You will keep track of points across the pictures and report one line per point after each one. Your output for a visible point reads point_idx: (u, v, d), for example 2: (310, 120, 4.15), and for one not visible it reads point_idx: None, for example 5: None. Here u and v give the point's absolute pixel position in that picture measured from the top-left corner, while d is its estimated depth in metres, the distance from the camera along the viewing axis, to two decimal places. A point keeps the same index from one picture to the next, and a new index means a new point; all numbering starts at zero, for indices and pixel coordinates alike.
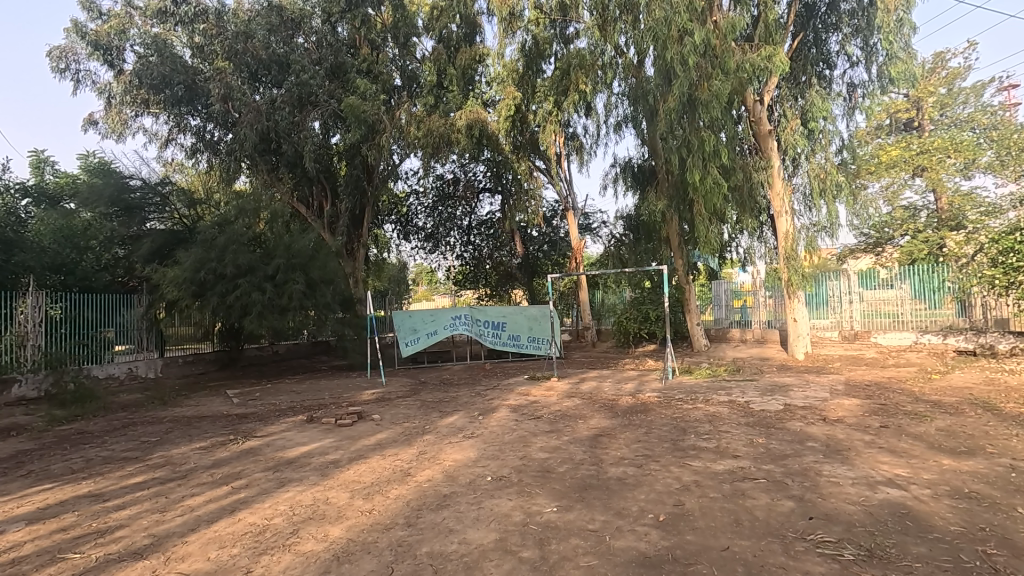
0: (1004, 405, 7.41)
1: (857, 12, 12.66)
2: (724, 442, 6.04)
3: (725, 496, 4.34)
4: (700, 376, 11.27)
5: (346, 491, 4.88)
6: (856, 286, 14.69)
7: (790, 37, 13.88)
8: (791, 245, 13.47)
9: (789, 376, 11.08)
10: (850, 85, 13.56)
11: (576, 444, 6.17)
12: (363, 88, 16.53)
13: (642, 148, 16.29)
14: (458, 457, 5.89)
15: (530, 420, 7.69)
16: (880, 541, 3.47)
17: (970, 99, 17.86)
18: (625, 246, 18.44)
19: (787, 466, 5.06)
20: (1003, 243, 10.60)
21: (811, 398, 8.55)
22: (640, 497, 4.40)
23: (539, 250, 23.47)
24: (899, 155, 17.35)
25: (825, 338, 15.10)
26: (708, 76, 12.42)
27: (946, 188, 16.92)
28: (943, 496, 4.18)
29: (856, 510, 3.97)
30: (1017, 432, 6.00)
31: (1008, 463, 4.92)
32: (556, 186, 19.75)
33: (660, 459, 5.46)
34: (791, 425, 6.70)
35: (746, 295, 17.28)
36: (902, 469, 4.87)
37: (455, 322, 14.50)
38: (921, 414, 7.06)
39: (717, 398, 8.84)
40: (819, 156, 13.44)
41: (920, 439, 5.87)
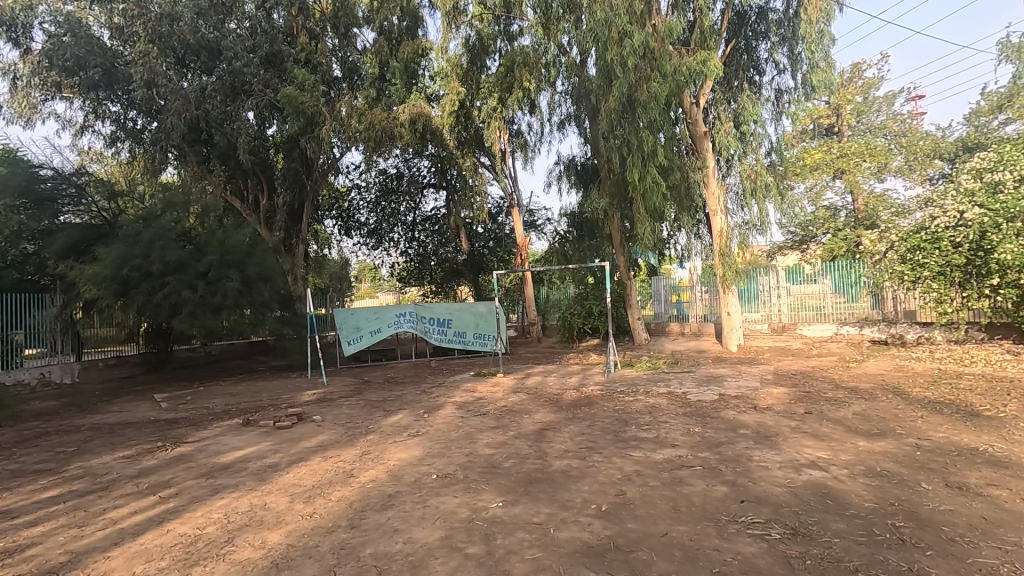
0: (911, 389, 8.09)
1: (783, 22, 13.45)
2: (663, 432, 6.27)
3: (665, 484, 4.51)
4: (641, 369, 11.62)
5: (285, 495, 4.73)
6: (784, 281, 15.61)
7: (723, 43, 14.41)
8: (725, 242, 14.15)
9: (724, 367, 11.62)
10: (778, 91, 14.26)
11: (522, 439, 6.23)
12: (301, 78, 15.93)
13: (584, 147, 16.62)
14: (403, 455, 5.82)
15: (476, 416, 7.69)
16: (804, 519, 3.71)
17: (884, 107, 19.30)
18: (569, 243, 18.61)
19: (722, 453, 5.32)
20: (911, 241, 11.52)
21: (744, 387, 9.02)
22: (584, 488, 4.50)
23: (484, 246, 23.42)
24: (822, 158, 18.51)
25: (756, 330, 15.78)
26: (647, 79, 12.78)
27: (862, 190, 18.30)
28: (858, 476, 4.51)
29: (782, 492, 4.22)
30: (922, 413, 6.57)
31: (914, 443, 5.37)
32: (501, 182, 19.79)
33: (603, 451, 5.60)
34: (726, 414, 7.03)
35: (684, 290, 18.00)
36: (824, 452, 5.22)
37: (400, 320, 14.28)
38: (840, 400, 7.60)
39: (657, 390, 9.18)
40: (750, 157, 14.12)
41: (839, 423, 6.31)
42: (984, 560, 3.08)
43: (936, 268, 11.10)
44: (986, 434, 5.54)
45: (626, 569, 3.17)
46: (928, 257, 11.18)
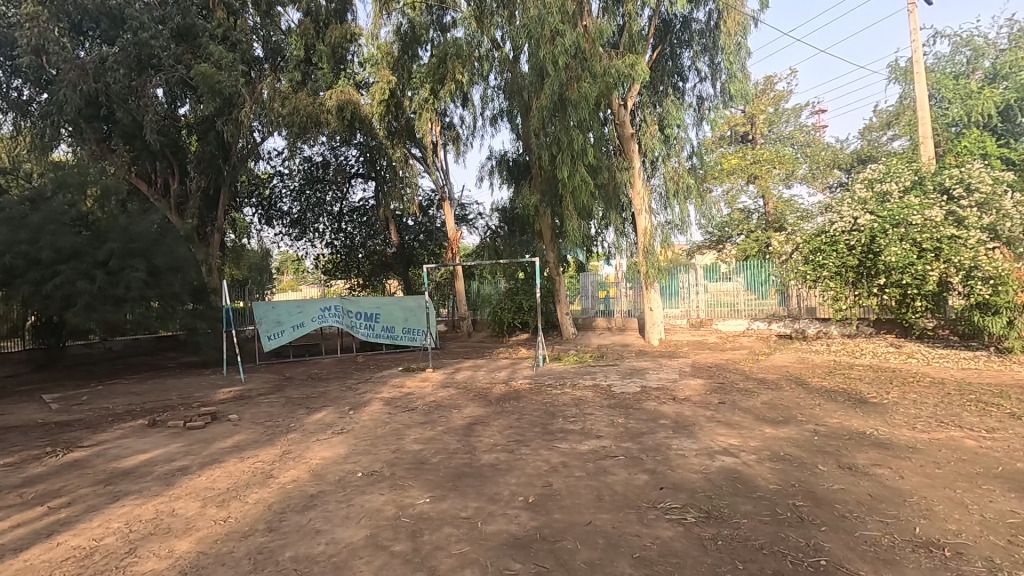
0: (812, 379, 8.82)
1: (705, 33, 14.14)
2: (589, 424, 6.46)
3: (589, 474, 4.64)
4: (568, 363, 11.89)
5: (196, 500, 4.44)
6: (702, 279, 16.47)
7: (650, 48, 14.95)
8: (649, 240, 14.77)
9: (646, 360, 12.13)
10: (699, 98, 14.98)
11: (451, 434, 6.20)
12: (217, 55, 14.86)
13: (516, 143, 16.73)
14: (327, 454, 5.62)
15: (403, 412, 7.57)
16: (716, 503, 3.95)
17: (792, 119, 20.84)
18: (499, 238, 18.69)
19: (643, 442, 5.56)
20: (813, 243, 12.49)
21: (664, 379, 9.48)
22: (511, 481, 4.56)
23: (414, 240, 23.03)
24: (737, 163, 19.70)
25: (676, 325, 16.86)
26: (577, 78, 13.00)
27: (772, 195, 19.67)
28: (765, 460, 4.86)
29: (697, 478, 4.46)
30: (820, 402, 7.18)
31: (813, 429, 5.87)
32: (432, 175, 19.51)
33: (531, 443, 5.68)
34: (647, 405, 7.34)
35: (610, 286, 18.58)
36: (735, 439, 5.58)
37: (324, 314, 13.78)
38: (750, 390, 8.16)
39: (583, 382, 9.46)
40: (673, 160, 14.77)
41: (749, 412, 6.76)
42: (870, 533, 3.41)
43: (833, 270, 12.12)
44: (872, 419, 6.14)
45: (552, 558, 3.24)
46: (827, 259, 12.17)
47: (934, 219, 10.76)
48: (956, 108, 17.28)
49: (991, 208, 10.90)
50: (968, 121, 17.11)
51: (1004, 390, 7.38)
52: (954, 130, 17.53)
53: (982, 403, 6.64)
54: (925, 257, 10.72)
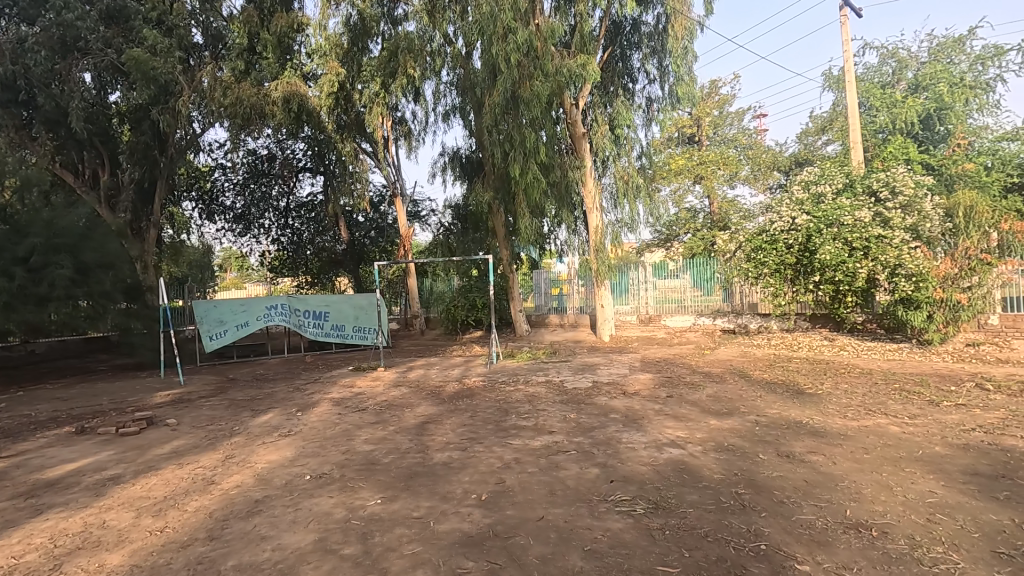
0: (754, 372, 9.22)
1: (654, 36, 14.49)
2: (541, 420, 6.52)
3: (542, 470, 4.68)
4: (521, 360, 11.96)
5: (129, 510, 4.20)
6: (651, 276, 16.92)
7: (601, 49, 15.19)
8: (600, 238, 15.07)
9: (597, 356, 12.36)
10: (648, 99, 15.34)
11: (403, 434, 6.12)
12: (152, 40, 14.01)
13: (469, 139, 16.67)
14: (273, 457, 5.43)
15: (354, 412, 7.41)
16: (664, 494, 4.06)
17: (735, 122, 21.67)
18: (453, 235, 18.59)
19: (594, 437, 5.66)
20: (755, 242, 13.05)
21: (615, 374, 9.69)
22: (464, 479, 4.54)
23: (365, 236, 22.58)
24: (684, 164, 20.34)
25: (626, 321, 17.25)
26: (530, 76, 13.03)
27: (717, 195, 20.42)
28: (710, 451, 5.05)
29: (646, 470, 4.59)
30: (761, 393, 7.52)
31: (754, 419, 6.14)
32: (383, 170, 19.15)
33: (484, 441, 5.69)
34: (599, 400, 7.48)
35: (563, 284, 18.83)
36: (682, 431, 5.76)
37: (270, 312, 13.25)
38: (696, 383, 8.46)
39: (536, 379, 9.54)
40: (623, 160, 15.06)
41: (695, 405, 7.00)
42: (805, 516, 3.60)
43: (773, 267, 12.72)
44: (808, 409, 6.48)
45: (504, 555, 3.25)
46: (767, 257, 12.76)
47: (863, 220, 11.46)
48: (883, 116, 18.39)
49: (913, 211, 11.69)
50: (893, 129, 18.28)
51: (924, 379, 7.95)
52: (881, 136, 18.65)
53: (905, 392, 7.13)
54: (855, 255, 11.44)
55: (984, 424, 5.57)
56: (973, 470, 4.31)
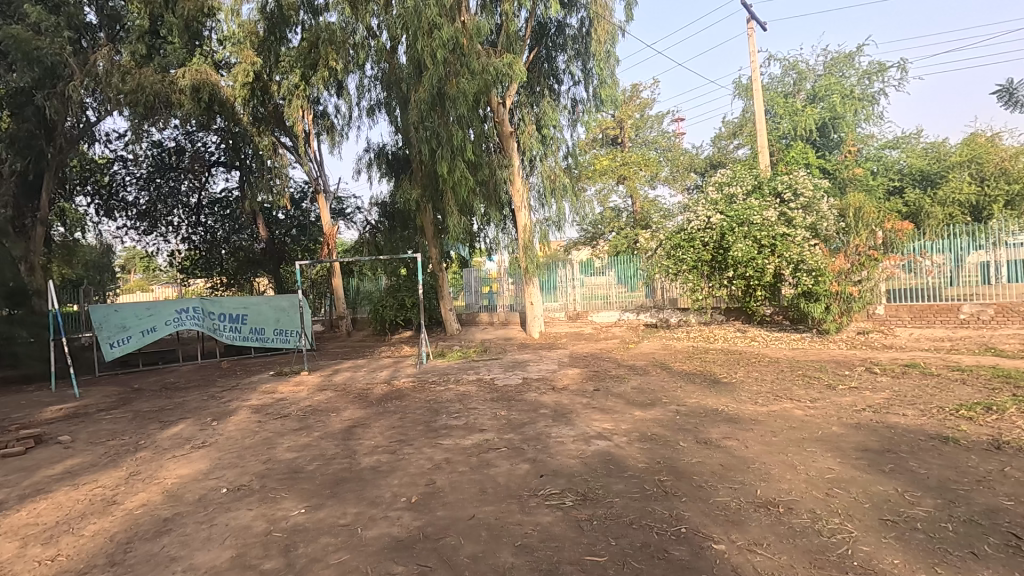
0: (674, 364, 9.68)
1: (578, 38, 14.79)
2: (472, 418, 6.51)
3: (472, 468, 4.68)
4: (452, 359, 11.88)
5: (14, 540, 3.78)
6: (578, 273, 17.35)
7: (527, 50, 15.37)
8: (529, 237, 15.22)
9: (527, 353, 12.51)
10: (574, 100, 15.68)
11: (328, 439, 5.90)
12: (34, 17, 12.61)
13: (395, 136, 16.34)
14: (184, 472, 5.08)
15: (275, 419, 7.06)
16: (591, 485, 4.18)
17: (655, 125, 22.57)
18: (380, 233, 18.19)
19: (524, 433, 5.72)
20: (674, 240, 13.70)
21: (544, 370, 9.85)
22: (393, 482, 4.45)
23: (286, 234, 21.57)
24: (608, 165, 21.02)
25: (555, 318, 17.60)
26: (456, 74, 12.95)
27: (640, 195, 21.27)
28: (635, 441, 5.25)
29: (574, 462, 4.69)
30: (681, 384, 7.91)
31: (675, 409, 6.45)
32: (305, 166, 18.35)
33: (414, 442, 5.60)
34: (529, 396, 7.57)
35: (493, 281, 18.89)
36: (608, 423, 5.96)
37: (180, 316, 12.35)
38: (621, 376, 8.76)
39: (466, 377, 9.52)
40: (550, 159, 15.29)
41: (620, 397, 7.26)
42: (721, 498, 3.83)
43: (691, 263, 13.40)
44: (723, 397, 6.90)
45: (434, 557, 3.22)
46: (685, 254, 13.43)
47: (770, 219, 12.29)
48: (786, 123, 19.86)
49: (813, 211, 12.63)
50: (795, 135, 19.78)
51: (822, 365, 8.69)
52: (785, 142, 20.14)
53: (807, 378, 7.76)
54: (763, 252, 12.28)
55: (873, 404, 6.17)
56: (864, 446, 4.75)
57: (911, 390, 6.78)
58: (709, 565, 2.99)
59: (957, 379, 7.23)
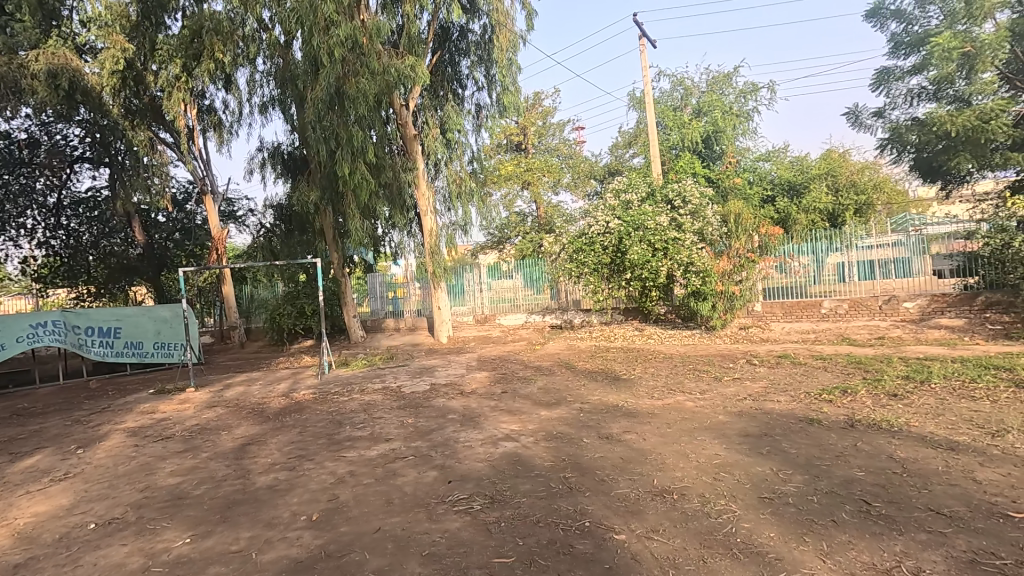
0: (579, 363, 10.03)
1: (481, 44, 14.90)
2: (378, 428, 6.32)
3: (378, 480, 4.54)
4: (356, 368, 11.45)
5: None
6: (485, 277, 17.47)
7: (430, 53, 15.26)
8: (435, 241, 15.08)
9: (435, 358, 12.38)
10: (478, 106, 15.76)
11: (218, 460, 5.46)
12: None
13: (291, 135, 15.54)
14: (42, 508, 4.46)
15: (155, 442, 6.42)
16: (499, 487, 4.21)
17: (557, 133, 23.21)
18: (276, 237, 17.16)
19: (432, 439, 5.65)
20: (576, 244, 14.24)
21: (452, 375, 9.80)
22: (292, 501, 4.20)
23: (167, 238, 19.69)
24: (513, 170, 21.43)
25: (463, 322, 17.59)
26: (355, 73, 12.50)
27: (543, 200, 21.87)
28: (541, 441, 5.37)
29: (483, 466, 4.71)
30: (585, 382, 8.21)
31: (579, 407, 6.69)
32: (188, 165, 16.87)
33: (315, 457, 5.32)
34: (437, 402, 7.50)
35: (398, 287, 18.48)
36: (516, 424, 6.05)
37: (36, 332, 10.84)
38: (528, 377, 8.94)
39: (372, 386, 9.23)
40: (455, 164, 15.30)
41: (527, 398, 7.39)
42: (621, 490, 4.02)
43: (592, 266, 13.97)
44: (624, 393, 7.26)
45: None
46: (587, 258, 14.00)
47: (662, 224, 13.10)
48: (675, 135, 21.35)
49: (699, 218, 13.58)
50: (683, 146, 21.30)
51: (710, 359, 9.41)
52: (674, 152, 21.62)
53: (697, 371, 8.38)
54: (657, 255, 13.08)
55: (753, 393, 6.79)
56: (745, 432, 5.22)
57: (783, 379, 7.54)
58: (611, 555, 3.12)
59: (819, 367, 8.14)
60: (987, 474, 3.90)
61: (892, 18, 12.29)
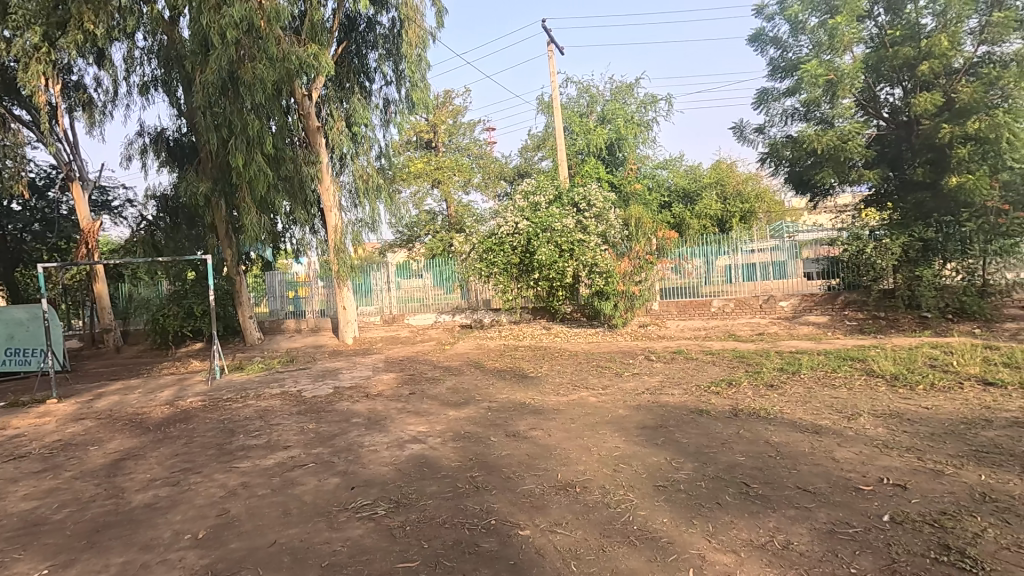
0: (488, 362, 10.10)
1: (389, 38, 14.52)
2: (275, 435, 5.97)
3: (274, 490, 4.29)
4: (252, 372, 10.74)
5: None
6: (393, 276, 17.08)
7: (335, 42, 14.65)
8: (340, 238, 14.51)
9: (339, 360, 11.90)
10: (386, 100, 15.35)
11: (86, 479, 4.88)
12: None
13: (178, 120, 14.29)
14: None
15: (6, 462, 5.61)
16: (404, 491, 4.14)
17: (468, 132, 23.12)
18: (159, 231, 15.70)
19: (335, 445, 5.43)
20: (486, 244, 14.34)
21: (357, 377, 9.47)
22: (174, 519, 3.85)
23: (23, 230, 17.28)
24: (423, 168, 21.22)
25: (370, 322, 17.10)
26: (252, 58, 11.68)
27: (454, 199, 21.78)
28: (449, 441, 5.34)
29: (388, 470, 4.60)
30: (493, 381, 8.27)
31: (487, 406, 6.73)
32: (50, 147, 14.92)
33: (202, 469, 4.93)
34: (340, 406, 7.22)
35: (300, 285, 17.58)
36: (423, 426, 5.97)
37: None
38: (436, 378, 8.86)
39: (269, 391, 8.70)
40: (361, 159, 14.78)
41: (435, 398, 7.32)
42: (527, 486, 4.10)
43: (502, 266, 14.14)
44: (531, 391, 7.41)
45: None
46: (497, 258, 14.14)
47: (568, 226, 13.52)
48: (581, 140, 22.13)
49: (602, 221, 14.10)
50: (588, 151, 22.11)
51: (612, 356, 9.86)
52: (581, 157, 22.39)
53: (600, 368, 8.74)
54: (564, 257, 13.48)
55: (650, 387, 7.20)
56: (643, 424, 5.52)
57: (676, 373, 8.07)
58: (516, 551, 3.18)
59: (708, 362, 8.81)
60: (844, 453, 4.42)
61: (771, 44, 13.54)
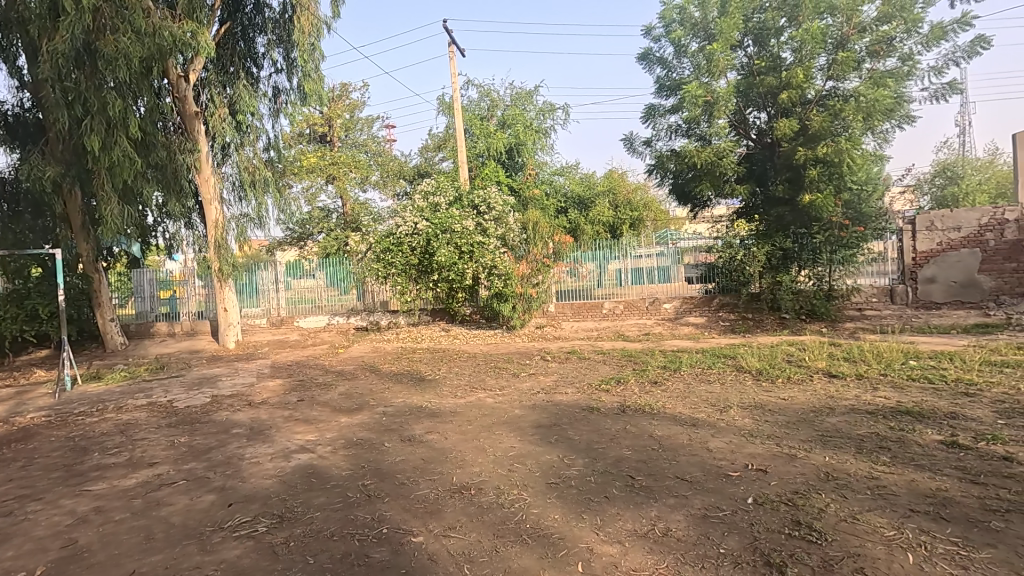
0: (383, 366, 9.81)
1: (279, 23, 13.61)
2: (139, 451, 5.35)
3: (135, 513, 3.84)
4: (111, 382, 9.55)
5: None
6: (282, 275, 16.09)
7: (217, 22, 13.50)
8: (221, 234, 13.40)
9: (218, 367, 10.96)
10: (275, 89, 14.40)
11: None
12: None
13: (19, 92, 12.41)
14: None
15: None
16: (289, 504, 3.89)
17: (366, 128, 22.34)
18: None
19: (210, 459, 4.97)
20: (384, 244, 13.94)
21: (238, 385, 8.76)
22: (5, 556, 3.31)
23: None
24: (316, 163, 20.28)
25: (255, 325, 16.15)
26: (116, 30, 10.42)
27: (349, 197, 20.96)
28: (339, 449, 5.10)
29: (271, 483, 4.30)
30: (389, 385, 8.04)
31: (382, 411, 6.52)
32: None
33: (44, 495, 4.29)
34: (218, 416, 6.63)
35: (174, 285, 16.00)
36: (311, 434, 5.65)
37: None
38: (328, 383, 8.43)
39: (132, 402, 7.79)
40: (247, 150, 13.80)
41: (326, 405, 6.97)
42: (421, 492, 4.03)
43: (400, 268, 13.89)
44: (428, 394, 7.30)
45: None
46: (394, 259, 13.85)
47: (468, 228, 13.51)
48: (482, 143, 22.30)
49: (502, 224, 14.18)
50: (488, 154, 22.32)
51: (509, 357, 9.99)
52: (481, 160, 22.54)
53: (498, 369, 8.83)
54: (464, 258, 13.51)
55: (545, 387, 7.39)
56: (538, 424, 5.64)
57: (570, 373, 8.36)
58: (408, 559, 3.10)
59: (600, 361, 9.21)
60: (717, 444, 4.82)
61: (658, 63, 14.50)
